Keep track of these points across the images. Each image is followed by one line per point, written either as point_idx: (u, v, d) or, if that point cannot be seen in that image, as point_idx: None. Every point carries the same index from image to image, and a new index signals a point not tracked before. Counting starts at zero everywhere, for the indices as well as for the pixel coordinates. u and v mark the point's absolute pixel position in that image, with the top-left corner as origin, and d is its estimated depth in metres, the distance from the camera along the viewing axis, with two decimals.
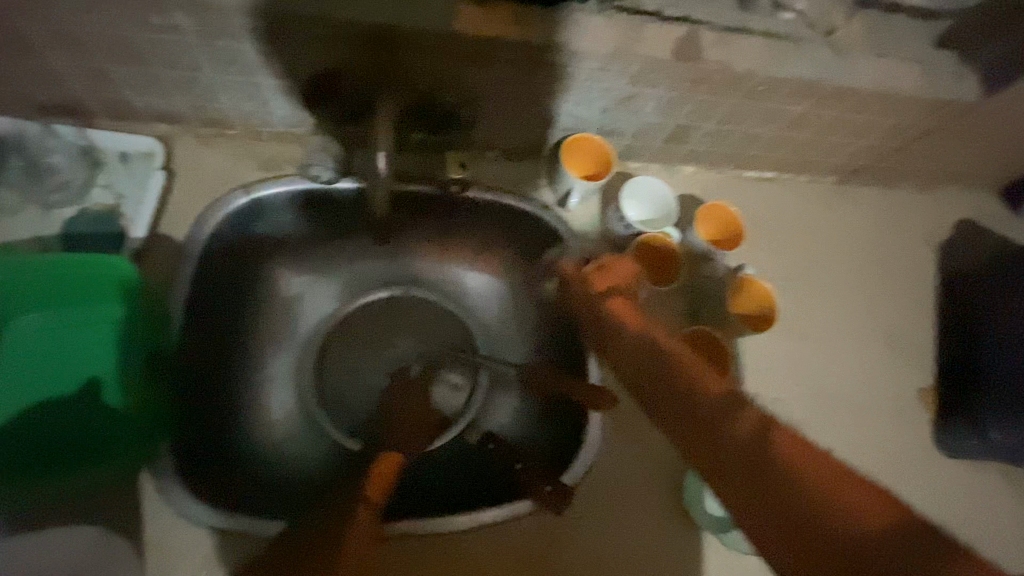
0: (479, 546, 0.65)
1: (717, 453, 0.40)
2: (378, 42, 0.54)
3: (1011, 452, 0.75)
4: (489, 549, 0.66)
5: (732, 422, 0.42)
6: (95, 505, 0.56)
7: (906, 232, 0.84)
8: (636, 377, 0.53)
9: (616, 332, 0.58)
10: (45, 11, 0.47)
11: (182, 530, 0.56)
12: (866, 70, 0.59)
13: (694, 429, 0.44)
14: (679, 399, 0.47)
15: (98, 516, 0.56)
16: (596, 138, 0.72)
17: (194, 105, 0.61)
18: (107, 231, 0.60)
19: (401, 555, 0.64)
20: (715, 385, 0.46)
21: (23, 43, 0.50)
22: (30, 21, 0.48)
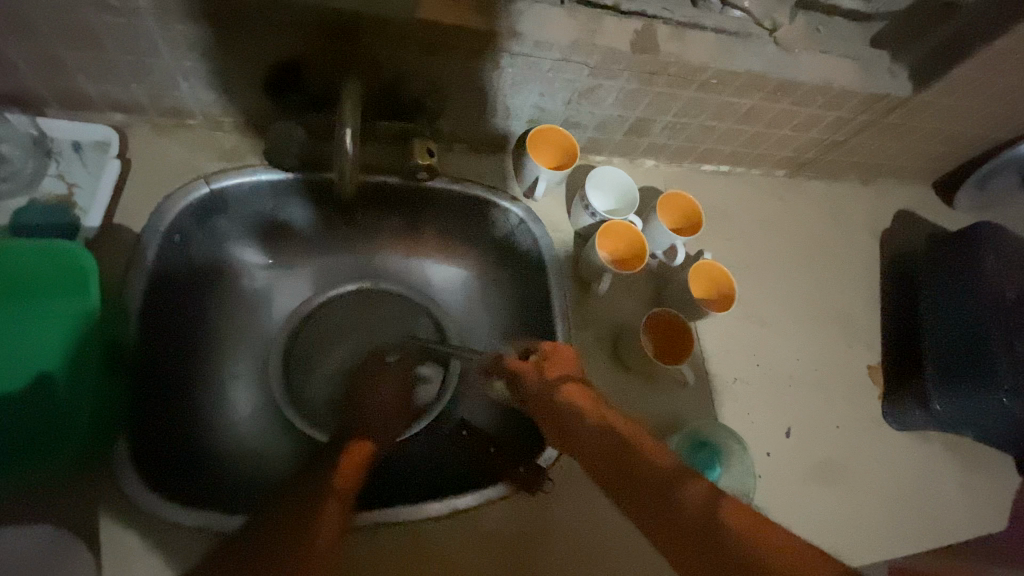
0: (450, 539, 0.60)
1: (673, 528, 0.42)
2: (335, 33, 0.57)
3: (960, 425, 0.76)
4: (461, 546, 0.60)
5: (680, 496, 0.44)
6: (44, 503, 0.52)
7: (849, 222, 0.93)
8: (587, 462, 0.53)
9: (570, 422, 0.56)
10: None
11: (138, 529, 0.52)
12: (807, 66, 0.69)
13: (647, 504, 0.45)
14: (629, 475, 0.48)
15: (52, 513, 0.51)
16: (559, 130, 0.73)
17: (151, 93, 0.63)
18: (55, 218, 0.59)
19: (357, 556, 0.58)
20: (661, 457, 0.49)
21: None
22: None
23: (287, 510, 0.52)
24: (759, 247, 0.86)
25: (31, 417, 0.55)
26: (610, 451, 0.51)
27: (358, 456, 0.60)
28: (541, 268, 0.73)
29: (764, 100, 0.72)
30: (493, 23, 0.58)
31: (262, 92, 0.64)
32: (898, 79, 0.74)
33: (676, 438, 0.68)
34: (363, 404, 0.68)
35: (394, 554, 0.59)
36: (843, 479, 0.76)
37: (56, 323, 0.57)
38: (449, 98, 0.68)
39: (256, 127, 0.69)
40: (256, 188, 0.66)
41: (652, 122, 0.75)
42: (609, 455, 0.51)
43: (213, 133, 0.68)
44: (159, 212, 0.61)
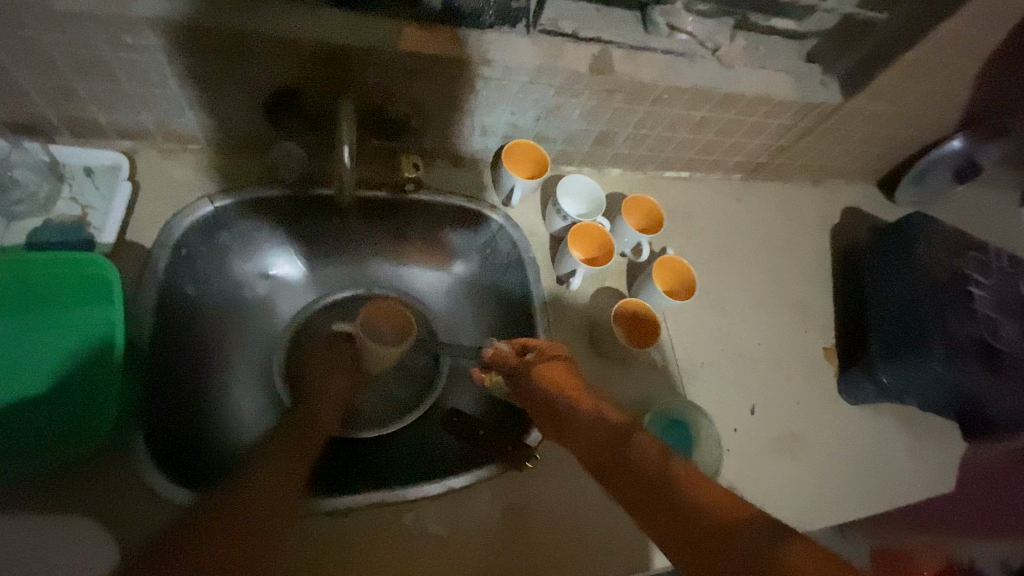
0: (443, 520, 0.64)
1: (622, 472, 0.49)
2: (326, 62, 0.64)
3: (903, 394, 0.84)
4: (452, 528, 0.64)
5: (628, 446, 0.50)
6: (70, 493, 0.56)
7: (801, 219, 1.02)
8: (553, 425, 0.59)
9: (564, 412, 0.57)
10: (28, 36, 0.56)
11: (144, 512, 0.57)
12: (747, 81, 0.78)
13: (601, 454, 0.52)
14: (586, 430, 0.54)
15: (76, 503, 0.56)
16: (531, 142, 0.81)
17: (158, 120, 0.69)
18: (70, 235, 0.65)
19: (349, 537, 0.62)
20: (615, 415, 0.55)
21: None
22: (10, 44, 0.56)
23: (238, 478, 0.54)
24: (719, 244, 0.94)
25: (51, 412, 0.59)
26: (603, 440, 0.52)
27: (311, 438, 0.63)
28: (520, 269, 0.80)
29: (712, 111, 0.81)
30: (466, 50, 0.66)
31: (260, 116, 0.71)
32: (829, 89, 0.84)
33: (649, 416, 0.74)
34: (305, 374, 0.74)
35: (384, 534, 0.62)
36: (804, 450, 0.83)
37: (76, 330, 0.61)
38: (431, 118, 0.75)
39: (253, 149, 0.76)
40: (253, 205, 0.72)
41: (615, 134, 0.83)
42: (599, 442, 0.52)
43: (215, 154, 0.75)
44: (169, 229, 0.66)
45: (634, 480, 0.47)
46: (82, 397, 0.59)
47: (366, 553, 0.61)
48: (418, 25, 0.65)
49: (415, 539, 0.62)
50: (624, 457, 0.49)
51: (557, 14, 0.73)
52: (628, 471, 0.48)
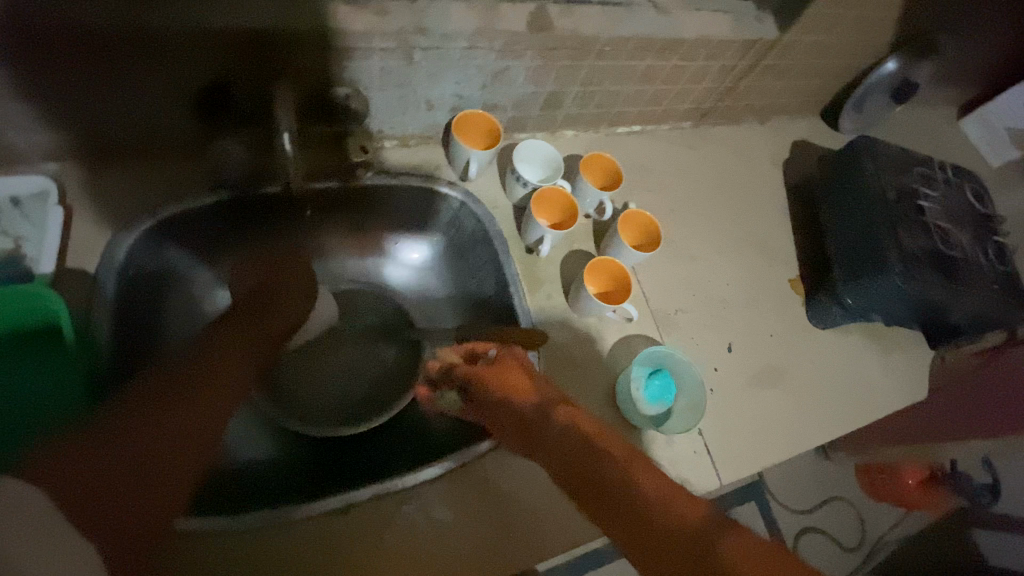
0: (444, 506, 0.63)
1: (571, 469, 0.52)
2: (252, 49, 0.61)
3: (868, 313, 0.88)
4: (453, 512, 0.63)
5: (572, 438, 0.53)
6: None
7: (754, 158, 1.04)
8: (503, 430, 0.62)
9: (527, 421, 0.58)
10: None
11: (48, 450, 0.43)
12: (686, 23, 0.78)
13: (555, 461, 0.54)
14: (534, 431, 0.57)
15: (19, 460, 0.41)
16: (481, 111, 0.79)
17: (79, 136, 0.64)
18: (5, 268, 0.61)
19: (355, 531, 0.61)
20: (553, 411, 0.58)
21: None
22: None
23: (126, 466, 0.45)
24: (680, 192, 0.95)
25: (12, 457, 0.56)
26: (568, 448, 0.53)
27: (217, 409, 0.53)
28: (486, 241, 0.79)
29: (656, 59, 0.81)
30: (400, 22, 0.64)
31: (193, 114, 0.67)
32: (767, 24, 0.85)
33: (619, 387, 0.74)
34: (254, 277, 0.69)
35: (383, 530, 0.61)
36: (784, 378, 0.86)
37: (40, 362, 0.59)
38: (374, 98, 0.73)
39: (190, 151, 0.72)
40: (200, 210, 0.67)
41: (563, 94, 0.82)
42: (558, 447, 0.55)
43: (150, 163, 0.70)
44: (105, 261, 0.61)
45: (612, 497, 0.47)
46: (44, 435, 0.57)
47: (369, 547, 0.60)
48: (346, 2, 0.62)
49: (415, 530, 0.62)
50: (603, 474, 0.49)
51: None
52: (597, 483, 0.48)
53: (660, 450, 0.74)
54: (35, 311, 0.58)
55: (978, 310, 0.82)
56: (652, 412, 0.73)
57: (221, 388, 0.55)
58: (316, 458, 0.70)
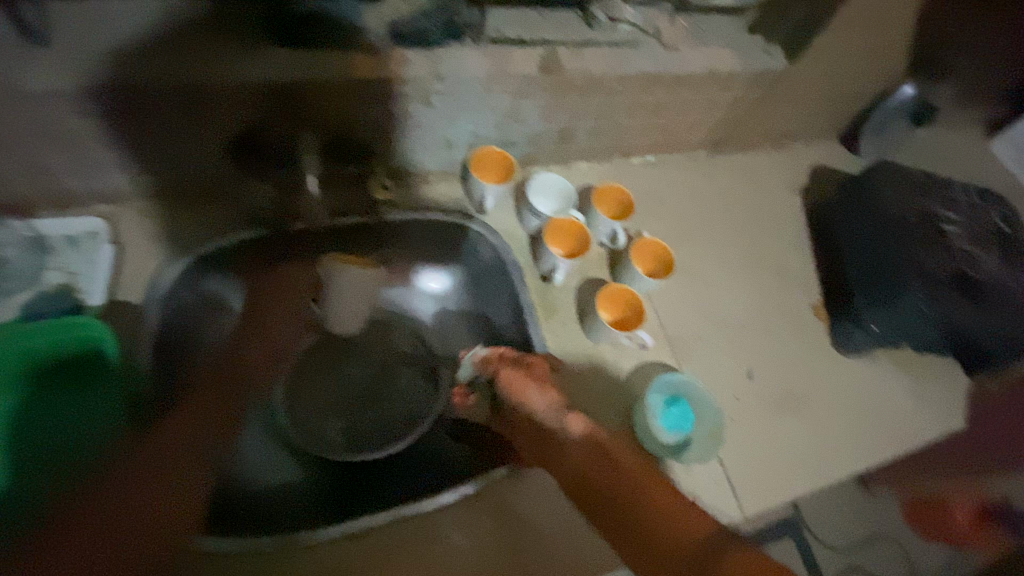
0: (461, 532, 0.64)
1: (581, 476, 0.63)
2: (280, 99, 0.66)
3: (889, 338, 0.87)
4: (470, 539, 0.64)
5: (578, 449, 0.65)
6: None
7: (771, 184, 1.05)
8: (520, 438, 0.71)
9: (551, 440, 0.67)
10: None
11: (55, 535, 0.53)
12: (693, 58, 0.81)
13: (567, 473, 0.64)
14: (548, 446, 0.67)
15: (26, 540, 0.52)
16: (496, 148, 0.83)
17: (129, 180, 0.71)
18: (60, 302, 0.67)
19: (377, 557, 0.62)
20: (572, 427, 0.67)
21: None
22: None
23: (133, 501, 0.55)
24: (696, 219, 0.96)
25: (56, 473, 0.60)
26: (579, 463, 0.64)
27: (209, 436, 0.63)
28: (501, 270, 0.81)
29: (665, 93, 0.84)
30: (418, 71, 0.69)
31: (231, 160, 0.73)
32: (774, 55, 0.87)
33: (636, 417, 0.73)
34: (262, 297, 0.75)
35: (404, 557, 0.62)
36: (808, 406, 0.84)
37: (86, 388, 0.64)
38: (395, 139, 0.78)
39: (228, 194, 0.78)
40: (235, 248, 0.73)
41: (575, 128, 0.86)
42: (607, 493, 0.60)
43: (193, 204, 0.77)
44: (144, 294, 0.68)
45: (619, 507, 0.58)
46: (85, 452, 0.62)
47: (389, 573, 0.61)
48: (370, 55, 0.68)
49: (435, 557, 0.63)
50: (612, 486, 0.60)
51: (499, 21, 0.75)
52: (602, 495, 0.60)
53: (679, 480, 0.73)
54: (87, 340, 0.63)
55: (1013, 335, 0.79)
56: (672, 441, 0.72)
57: (187, 430, 0.62)
58: (338, 485, 0.72)
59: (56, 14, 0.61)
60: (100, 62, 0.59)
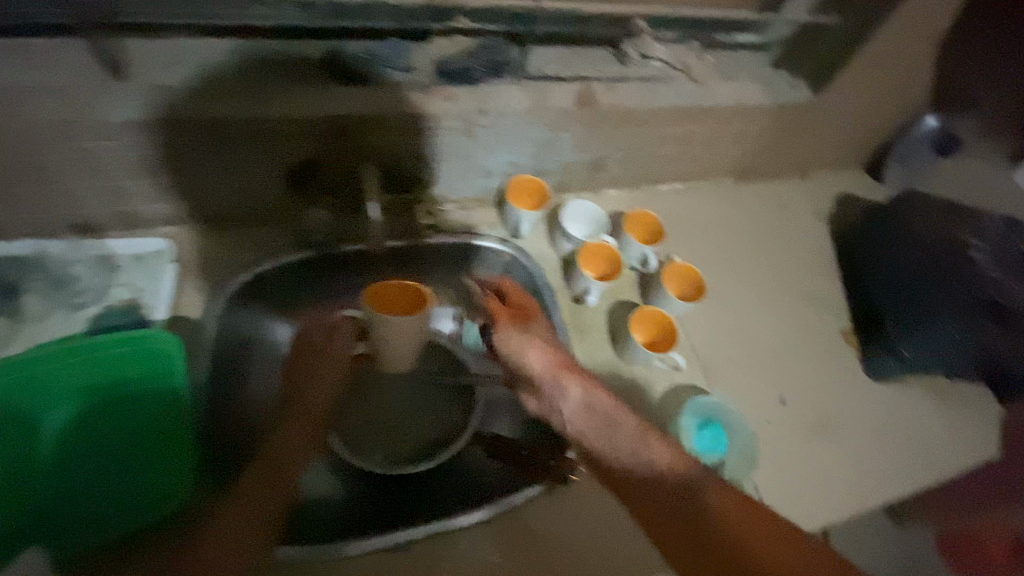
0: (499, 548, 0.66)
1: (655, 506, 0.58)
2: (336, 134, 0.72)
3: (925, 363, 0.87)
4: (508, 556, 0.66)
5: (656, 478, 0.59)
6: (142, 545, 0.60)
7: (796, 212, 1.07)
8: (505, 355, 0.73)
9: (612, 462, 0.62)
10: (77, 144, 0.64)
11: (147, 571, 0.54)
12: (720, 92, 0.85)
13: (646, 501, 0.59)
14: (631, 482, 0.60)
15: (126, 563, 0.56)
16: (531, 177, 0.87)
17: (192, 203, 0.76)
18: (126, 317, 0.71)
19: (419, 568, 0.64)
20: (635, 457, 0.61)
21: (49, 173, 0.66)
22: (58, 153, 0.64)
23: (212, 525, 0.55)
24: (724, 245, 0.99)
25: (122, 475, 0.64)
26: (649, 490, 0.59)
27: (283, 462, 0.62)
28: (535, 293, 0.84)
29: (693, 124, 0.87)
30: (463, 105, 0.74)
31: (286, 188, 0.78)
32: (799, 89, 0.90)
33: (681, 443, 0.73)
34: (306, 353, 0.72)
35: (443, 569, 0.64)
36: (841, 431, 0.84)
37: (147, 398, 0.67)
38: (437, 168, 0.82)
39: (281, 218, 0.82)
40: (286, 268, 0.77)
41: (607, 158, 0.89)
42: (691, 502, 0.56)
43: (248, 227, 0.82)
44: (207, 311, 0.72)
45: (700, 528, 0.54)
46: (146, 455, 0.65)
47: None
48: (420, 91, 0.73)
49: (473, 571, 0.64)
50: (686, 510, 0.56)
51: (539, 60, 0.80)
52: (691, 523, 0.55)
53: None
54: (146, 355, 0.66)
55: None
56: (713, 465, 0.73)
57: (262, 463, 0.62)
58: (376, 497, 0.74)
59: (137, 52, 0.67)
60: (179, 97, 0.64)
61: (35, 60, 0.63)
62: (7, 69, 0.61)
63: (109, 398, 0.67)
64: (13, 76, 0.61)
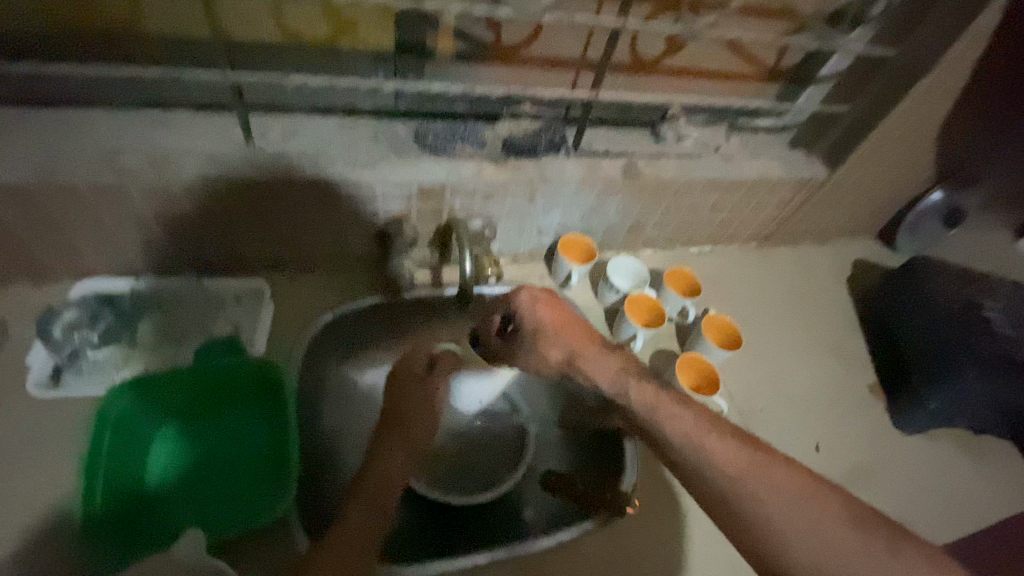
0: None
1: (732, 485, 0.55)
2: (423, 197, 0.83)
3: (950, 416, 0.93)
4: None
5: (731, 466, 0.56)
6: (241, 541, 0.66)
7: (817, 275, 1.16)
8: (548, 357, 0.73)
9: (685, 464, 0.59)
10: (213, 197, 0.75)
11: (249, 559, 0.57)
12: (747, 167, 0.97)
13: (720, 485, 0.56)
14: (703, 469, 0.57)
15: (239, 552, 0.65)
16: (580, 236, 0.99)
17: (290, 252, 0.87)
18: (229, 347, 0.80)
19: None
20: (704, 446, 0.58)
21: (183, 220, 0.77)
22: (195, 204, 0.75)
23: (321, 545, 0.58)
24: (753, 302, 1.08)
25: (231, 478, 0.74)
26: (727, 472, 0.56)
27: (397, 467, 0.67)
28: None
29: (724, 194, 0.99)
30: (529, 174, 0.86)
31: (372, 242, 0.89)
32: (816, 166, 1.02)
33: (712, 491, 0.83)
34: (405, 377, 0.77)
35: None
36: (877, 481, 0.89)
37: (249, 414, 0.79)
38: (500, 226, 0.94)
39: (361, 268, 0.93)
40: (365, 310, 0.88)
41: (646, 221, 1.01)
42: (752, 495, 0.54)
43: (333, 273, 0.92)
44: (294, 346, 0.82)
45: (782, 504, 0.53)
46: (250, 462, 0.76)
47: None
48: (494, 161, 0.85)
49: None
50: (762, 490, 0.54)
51: (590, 138, 0.93)
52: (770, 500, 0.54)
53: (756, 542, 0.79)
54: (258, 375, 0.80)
55: None
56: None
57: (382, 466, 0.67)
58: (439, 525, 0.81)
59: (263, 122, 0.80)
60: (296, 159, 0.77)
61: (182, 129, 0.76)
62: (163, 136, 0.74)
63: (216, 414, 0.79)
64: (168, 142, 0.74)
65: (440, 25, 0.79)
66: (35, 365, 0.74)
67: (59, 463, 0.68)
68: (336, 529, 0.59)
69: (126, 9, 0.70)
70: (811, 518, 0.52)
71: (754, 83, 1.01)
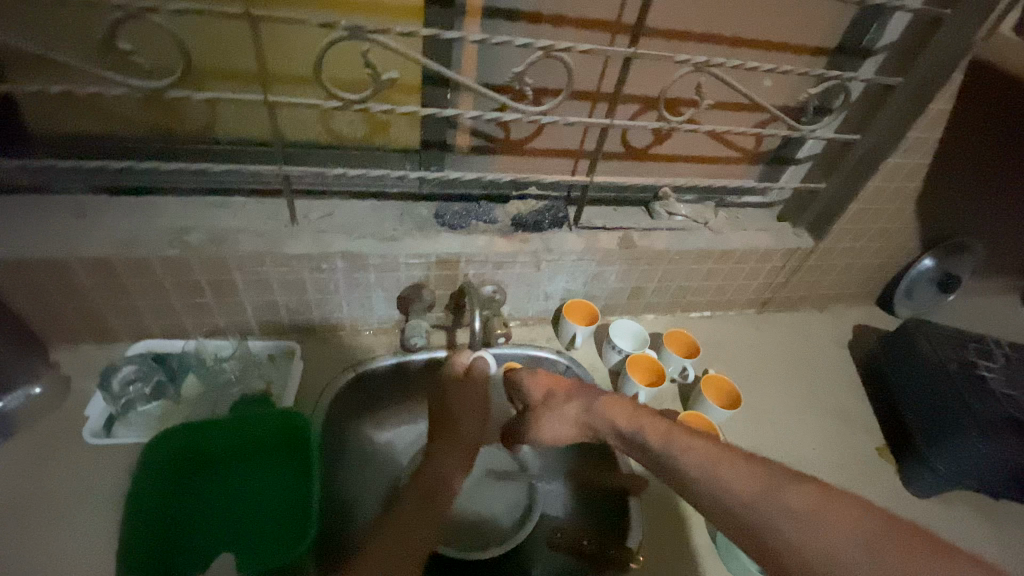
0: None
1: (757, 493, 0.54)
2: (440, 267, 0.94)
3: (960, 481, 0.93)
4: None
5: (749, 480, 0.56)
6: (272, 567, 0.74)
7: (816, 338, 1.21)
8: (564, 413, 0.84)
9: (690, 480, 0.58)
10: (259, 270, 0.87)
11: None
12: (735, 239, 1.07)
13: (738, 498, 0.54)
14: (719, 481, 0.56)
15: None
16: (584, 299, 1.07)
17: (322, 317, 0.98)
18: (263, 401, 0.88)
19: None
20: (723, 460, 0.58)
21: (232, 289, 0.88)
22: (244, 275, 0.87)
23: (379, 538, 0.62)
24: (752, 363, 1.12)
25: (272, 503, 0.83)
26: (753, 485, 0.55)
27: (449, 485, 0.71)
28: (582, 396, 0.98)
29: (716, 263, 1.08)
30: (535, 246, 0.97)
31: (394, 308, 0.99)
32: (802, 237, 1.11)
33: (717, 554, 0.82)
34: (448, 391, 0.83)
35: None
36: None
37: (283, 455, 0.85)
38: (510, 292, 1.03)
39: (384, 331, 1.03)
40: (383, 370, 0.95)
41: (645, 288, 1.09)
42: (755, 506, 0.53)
43: (359, 335, 1.02)
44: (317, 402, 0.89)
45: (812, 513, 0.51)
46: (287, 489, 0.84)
47: None
48: (504, 236, 0.97)
49: None
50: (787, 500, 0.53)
51: (590, 215, 1.05)
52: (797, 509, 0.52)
53: None
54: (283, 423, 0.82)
55: None
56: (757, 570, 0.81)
57: (435, 480, 0.71)
58: None
59: (305, 206, 0.93)
60: (332, 237, 0.89)
61: (239, 212, 0.89)
62: (223, 218, 0.88)
63: (253, 448, 0.84)
64: (229, 223, 0.87)
65: (459, 124, 0.94)
66: (93, 416, 0.84)
67: (115, 512, 0.76)
68: (394, 520, 0.64)
69: (203, 117, 0.86)
70: (819, 527, 0.49)
71: (738, 164, 1.12)
